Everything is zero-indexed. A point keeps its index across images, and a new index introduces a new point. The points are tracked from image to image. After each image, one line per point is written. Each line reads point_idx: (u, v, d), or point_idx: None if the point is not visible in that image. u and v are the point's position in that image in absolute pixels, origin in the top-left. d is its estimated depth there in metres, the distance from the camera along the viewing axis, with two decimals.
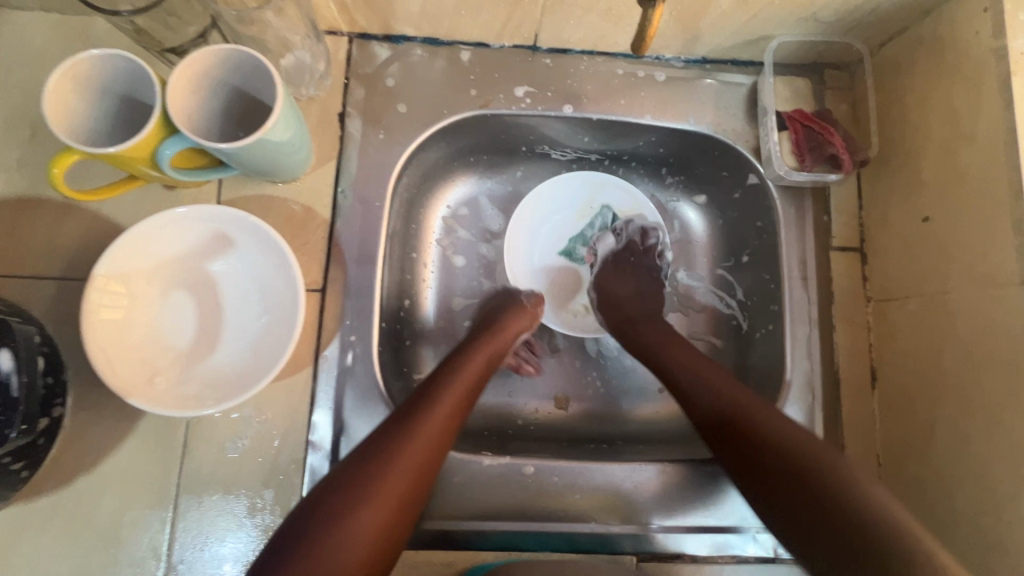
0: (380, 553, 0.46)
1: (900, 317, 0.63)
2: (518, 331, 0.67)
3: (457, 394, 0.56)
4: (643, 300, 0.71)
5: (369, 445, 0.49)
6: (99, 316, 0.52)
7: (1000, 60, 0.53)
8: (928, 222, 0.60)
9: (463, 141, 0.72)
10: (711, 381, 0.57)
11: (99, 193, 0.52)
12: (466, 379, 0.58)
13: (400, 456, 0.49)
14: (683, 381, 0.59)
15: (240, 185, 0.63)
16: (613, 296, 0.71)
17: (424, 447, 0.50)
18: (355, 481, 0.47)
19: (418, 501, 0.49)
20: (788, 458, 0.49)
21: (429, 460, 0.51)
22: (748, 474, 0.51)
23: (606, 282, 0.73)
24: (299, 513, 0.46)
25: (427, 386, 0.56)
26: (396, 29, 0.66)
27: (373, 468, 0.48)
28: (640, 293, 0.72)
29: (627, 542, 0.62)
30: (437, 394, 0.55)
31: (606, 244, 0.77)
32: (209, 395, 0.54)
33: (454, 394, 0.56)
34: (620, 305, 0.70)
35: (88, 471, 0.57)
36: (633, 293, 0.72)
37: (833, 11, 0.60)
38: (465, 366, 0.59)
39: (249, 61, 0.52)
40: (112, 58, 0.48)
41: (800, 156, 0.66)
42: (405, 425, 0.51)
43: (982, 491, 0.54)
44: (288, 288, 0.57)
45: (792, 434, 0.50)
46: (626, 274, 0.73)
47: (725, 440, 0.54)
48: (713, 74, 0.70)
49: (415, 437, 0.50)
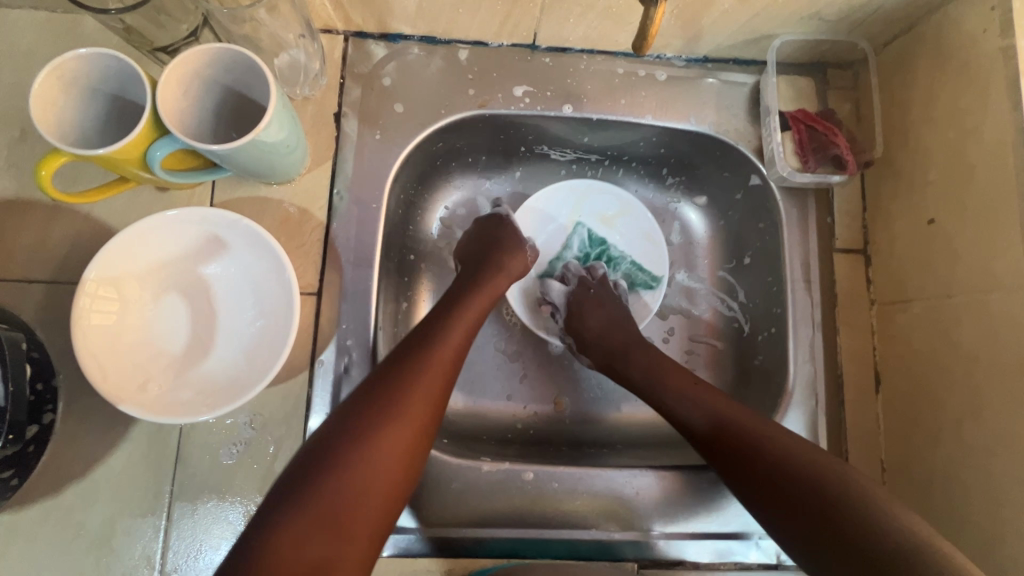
0: (396, 486, 0.47)
1: (905, 320, 0.62)
2: (514, 274, 0.67)
3: (464, 331, 0.57)
4: (620, 326, 0.68)
5: (372, 387, 0.50)
6: (90, 321, 0.51)
7: (1008, 60, 0.52)
8: (933, 224, 0.59)
9: (461, 142, 0.71)
10: (705, 399, 0.58)
11: (89, 196, 0.51)
12: (470, 318, 0.59)
13: (411, 392, 0.50)
14: (672, 399, 0.59)
15: (234, 187, 0.62)
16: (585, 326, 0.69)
17: (435, 382, 0.52)
18: (369, 414, 0.48)
19: (430, 435, 0.51)
20: (788, 474, 0.50)
21: (440, 396, 0.52)
22: (746, 485, 0.52)
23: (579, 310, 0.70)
24: (312, 448, 0.46)
25: (434, 324, 0.57)
26: (392, 27, 0.65)
27: (386, 402, 0.49)
28: (613, 320, 0.69)
29: (627, 549, 0.61)
30: (444, 331, 0.56)
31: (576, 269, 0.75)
32: (203, 401, 0.53)
33: (461, 332, 0.57)
34: (601, 338, 0.68)
35: (79, 478, 0.56)
36: (606, 323, 0.69)
37: (838, 9, 0.59)
38: (470, 306, 0.60)
39: (242, 60, 0.51)
40: (100, 58, 0.47)
41: (803, 157, 0.65)
42: (415, 362, 0.52)
43: (989, 497, 0.53)
44: (283, 292, 0.56)
45: (799, 453, 0.50)
46: (594, 304, 0.70)
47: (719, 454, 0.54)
48: (715, 73, 0.69)
49: (426, 372, 0.52)
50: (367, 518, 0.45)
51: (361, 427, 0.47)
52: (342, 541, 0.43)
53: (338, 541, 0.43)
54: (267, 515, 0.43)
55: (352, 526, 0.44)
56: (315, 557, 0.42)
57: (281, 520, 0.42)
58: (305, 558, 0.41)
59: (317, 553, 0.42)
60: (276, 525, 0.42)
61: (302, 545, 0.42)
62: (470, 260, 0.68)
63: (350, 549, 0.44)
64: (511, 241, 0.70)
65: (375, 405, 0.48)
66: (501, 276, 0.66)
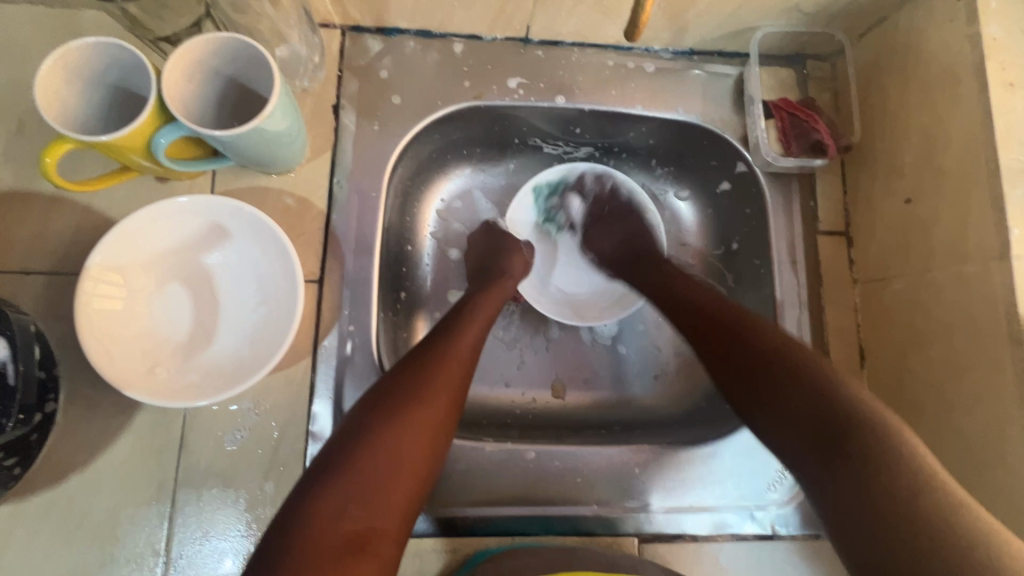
0: (427, 466, 0.48)
1: (887, 297, 0.65)
2: (519, 277, 0.69)
3: (479, 327, 0.59)
4: (632, 243, 0.72)
5: (396, 379, 0.51)
6: (96, 307, 0.52)
7: (974, 46, 0.55)
8: (910, 204, 0.62)
9: (456, 134, 0.73)
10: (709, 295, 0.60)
11: (92, 184, 0.52)
12: (485, 313, 0.61)
13: (437, 374, 0.51)
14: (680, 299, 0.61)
15: (234, 177, 0.63)
16: (602, 252, 0.75)
17: (458, 368, 0.53)
18: (396, 396, 0.49)
19: (455, 418, 0.52)
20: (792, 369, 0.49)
21: (464, 380, 0.53)
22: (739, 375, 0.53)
23: (595, 241, 0.76)
24: (343, 432, 0.47)
25: (451, 319, 0.59)
26: (389, 21, 0.66)
27: (413, 386, 0.50)
28: (627, 237, 0.73)
29: (629, 524, 0.62)
30: (461, 324, 0.58)
31: (575, 207, 0.79)
32: (210, 384, 0.54)
33: (477, 326, 0.59)
34: (609, 258, 0.74)
35: (82, 467, 0.56)
36: (620, 240, 0.73)
37: (815, 1, 0.62)
38: (484, 304, 0.62)
39: (244, 49, 0.52)
40: (103, 46, 0.48)
41: (786, 143, 0.68)
42: (438, 349, 0.54)
43: (968, 461, 0.56)
44: (286, 279, 0.56)
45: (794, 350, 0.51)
46: (609, 232, 0.75)
47: (712, 344, 0.56)
48: (701, 65, 0.72)
49: (448, 359, 0.53)
50: (402, 492, 0.45)
51: (390, 406, 0.48)
52: (378, 514, 0.43)
53: (374, 514, 0.43)
54: (302, 495, 0.43)
55: (386, 501, 0.44)
56: (352, 529, 0.41)
57: (318, 494, 0.43)
58: (341, 531, 0.41)
59: (353, 525, 0.42)
60: (311, 499, 0.42)
61: (339, 517, 0.42)
62: (477, 271, 0.70)
63: (386, 522, 0.43)
64: (510, 244, 0.72)
65: (403, 388, 0.49)
66: (509, 279, 0.67)
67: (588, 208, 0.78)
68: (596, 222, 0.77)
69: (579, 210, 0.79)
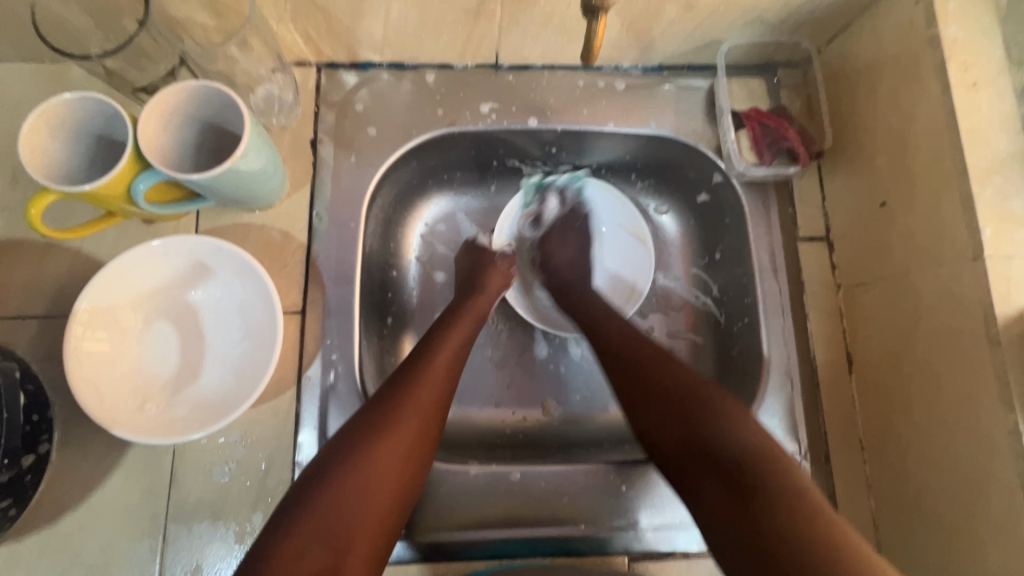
0: (396, 497, 0.48)
1: (869, 301, 0.64)
2: (497, 294, 0.69)
3: (455, 347, 0.59)
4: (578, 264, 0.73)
5: (365, 414, 0.51)
6: (84, 351, 0.54)
7: (935, 48, 0.55)
8: (886, 207, 0.62)
9: (434, 160, 0.74)
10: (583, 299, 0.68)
11: (78, 230, 0.54)
12: (458, 335, 0.61)
13: (405, 404, 0.52)
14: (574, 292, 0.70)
15: (218, 215, 0.65)
16: (553, 259, 0.73)
17: (430, 394, 0.54)
18: (363, 428, 0.49)
19: (428, 445, 0.52)
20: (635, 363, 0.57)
21: (436, 407, 0.54)
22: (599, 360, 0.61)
23: (549, 245, 0.75)
24: (311, 470, 0.47)
25: (425, 343, 0.59)
26: (362, 55, 0.68)
27: (379, 418, 0.50)
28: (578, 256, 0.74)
29: (617, 542, 0.62)
30: (434, 347, 0.58)
31: (551, 209, 0.78)
32: (195, 418, 0.55)
33: (450, 348, 0.59)
34: (557, 270, 0.73)
35: (76, 505, 0.57)
36: (574, 256, 0.74)
37: (777, 12, 0.63)
38: (457, 325, 0.62)
39: (217, 94, 0.54)
40: (84, 100, 0.50)
41: (759, 152, 0.69)
42: (409, 377, 0.54)
43: (962, 468, 0.54)
44: (266, 312, 0.58)
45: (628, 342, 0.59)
46: (567, 239, 0.75)
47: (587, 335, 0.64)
48: (671, 80, 0.73)
49: (419, 386, 0.54)
50: (369, 526, 0.45)
51: (357, 443, 0.48)
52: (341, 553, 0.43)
53: (335, 550, 0.43)
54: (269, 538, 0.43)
55: (350, 538, 0.44)
56: (312, 568, 0.42)
57: (280, 536, 0.43)
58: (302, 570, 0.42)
59: (315, 565, 0.42)
60: (275, 543, 0.43)
61: (298, 557, 0.42)
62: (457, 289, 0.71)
63: (348, 557, 0.43)
64: (489, 256, 0.73)
65: (370, 422, 0.50)
66: (482, 297, 0.68)
67: (561, 214, 0.78)
68: (557, 233, 0.76)
69: (551, 211, 0.78)
